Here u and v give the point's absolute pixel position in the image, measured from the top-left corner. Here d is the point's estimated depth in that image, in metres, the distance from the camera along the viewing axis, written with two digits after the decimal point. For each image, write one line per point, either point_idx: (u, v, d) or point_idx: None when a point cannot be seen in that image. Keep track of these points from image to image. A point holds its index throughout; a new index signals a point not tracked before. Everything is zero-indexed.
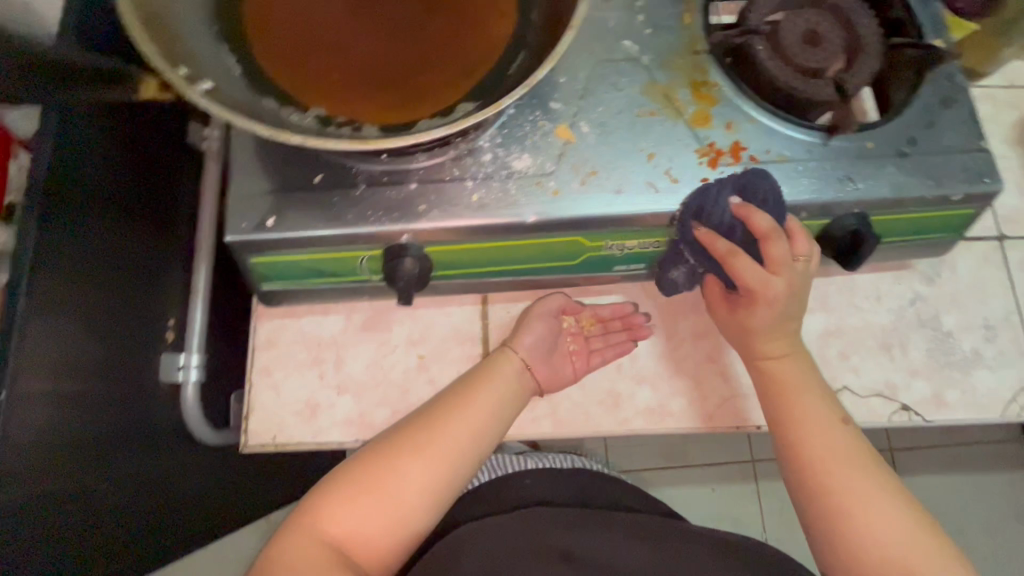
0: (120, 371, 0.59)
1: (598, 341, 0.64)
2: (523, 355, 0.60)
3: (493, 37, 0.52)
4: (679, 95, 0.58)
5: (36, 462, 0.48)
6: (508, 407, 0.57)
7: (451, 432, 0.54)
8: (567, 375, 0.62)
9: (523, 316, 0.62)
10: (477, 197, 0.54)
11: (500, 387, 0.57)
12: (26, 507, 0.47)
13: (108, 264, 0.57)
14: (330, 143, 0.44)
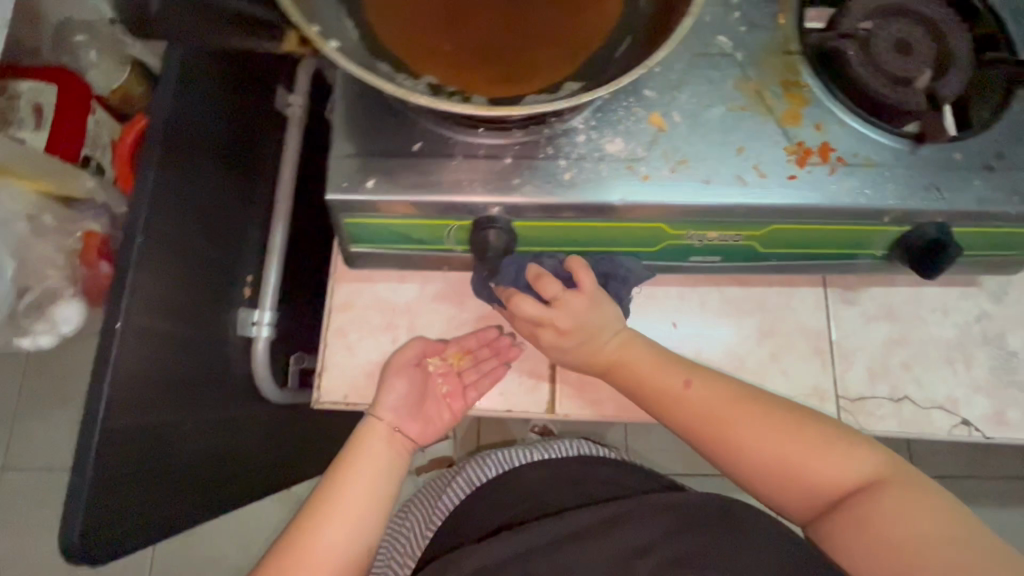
0: (204, 320, 0.61)
1: (471, 376, 0.65)
2: (389, 417, 0.62)
3: (600, 20, 0.53)
4: (770, 93, 0.59)
5: (137, 395, 0.50)
6: (389, 444, 0.63)
7: (347, 506, 0.58)
8: (441, 417, 0.67)
9: (381, 375, 0.62)
10: (569, 176, 0.55)
11: (371, 457, 0.61)
12: (127, 436, 0.49)
13: (203, 213, 0.60)
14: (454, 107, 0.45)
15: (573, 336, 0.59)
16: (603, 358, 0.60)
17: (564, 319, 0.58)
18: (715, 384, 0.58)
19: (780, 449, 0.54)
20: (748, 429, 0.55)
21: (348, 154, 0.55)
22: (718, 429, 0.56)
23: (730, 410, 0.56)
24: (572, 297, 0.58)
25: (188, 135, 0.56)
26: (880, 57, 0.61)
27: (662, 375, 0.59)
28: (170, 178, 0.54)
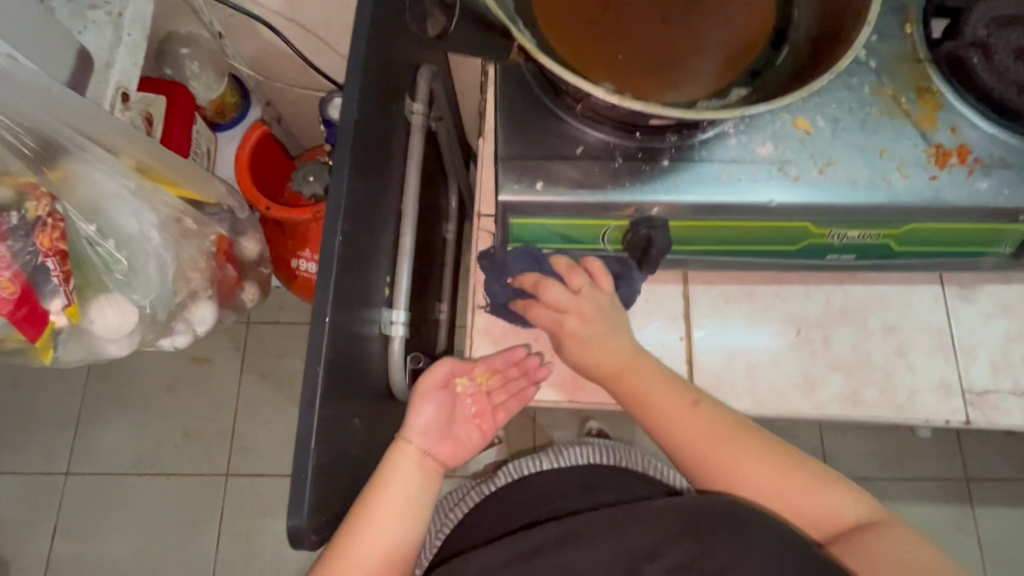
0: (362, 317, 0.64)
1: (499, 396, 0.65)
2: (418, 442, 0.62)
3: (756, 30, 0.57)
4: (906, 98, 0.62)
5: (328, 385, 0.52)
6: (420, 485, 0.61)
7: (383, 526, 0.58)
8: (468, 439, 0.65)
9: (411, 399, 0.63)
10: (725, 177, 0.57)
11: (405, 483, 0.60)
12: (322, 424, 0.51)
13: (366, 212, 0.64)
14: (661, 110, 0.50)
15: (639, 393, 0.61)
16: (604, 365, 0.62)
17: (584, 334, 0.62)
18: (741, 439, 0.59)
19: (782, 487, 0.58)
20: (754, 470, 0.58)
21: (516, 157, 0.57)
22: (739, 480, 0.59)
23: (754, 460, 0.59)
24: (636, 368, 0.61)
25: (364, 140, 0.61)
26: (1002, 63, 0.64)
27: (693, 434, 0.59)
28: (354, 180, 0.58)
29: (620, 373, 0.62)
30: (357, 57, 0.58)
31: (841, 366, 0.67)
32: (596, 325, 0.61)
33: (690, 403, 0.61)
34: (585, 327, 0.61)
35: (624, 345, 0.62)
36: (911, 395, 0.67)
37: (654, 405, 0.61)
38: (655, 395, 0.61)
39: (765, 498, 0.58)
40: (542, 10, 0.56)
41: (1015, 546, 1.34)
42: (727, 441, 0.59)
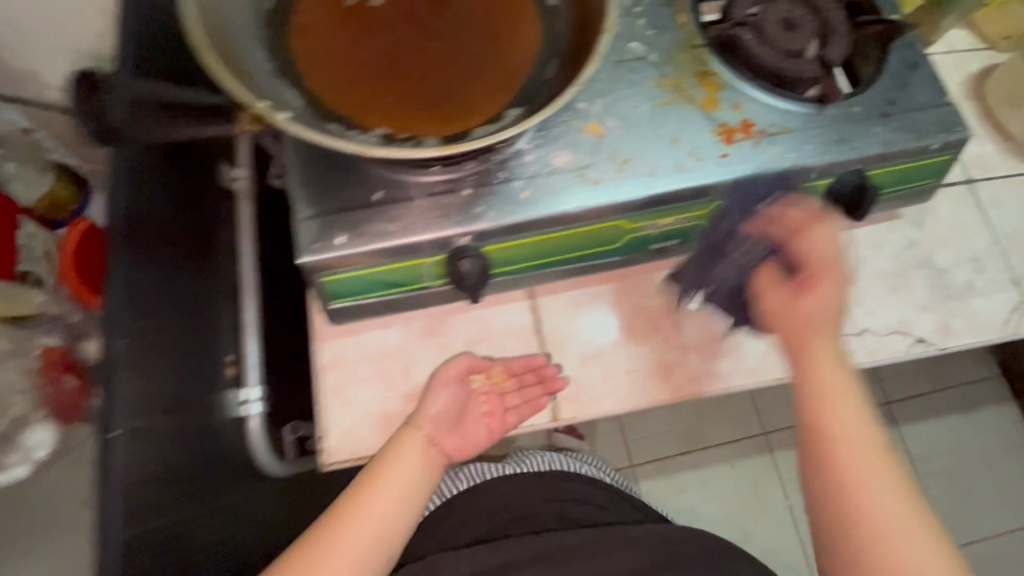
0: (191, 407, 0.61)
1: (512, 400, 0.64)
2: (426, 430, 0.60)
3: (525, 48, 0.58)
4: (688, 84, 0.64)
5: (133, 500, 0.49)
6: (420, 470, 0.59)
7: (368, 522, 0.55)
8: (479, 435, 0.65)
9: (428, 386, 0.63)
10: (527, 194, 0.58)
11: (401, 471, 0.57)
12: (131, 543, 0.48)
13: (175, 300, 0.61)
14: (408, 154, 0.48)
15: (815, 394, 0.56)
16: (799, 321, 0.59)
17: (817, 306, 0.58)
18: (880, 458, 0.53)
19: (895, 526, 0.51)
20: (877, 486, 0.52)
21: (314, 215, 0.56)
22: (856, 486, 0.53)
23: (877, 482, 0.52)
24: (818, 340, 0.58)
25: (149, 227, 0.57)
26: (772, 35, 0.69)
27: (850, 443, 0.54)
28: (140, 272, 0.55)
29: (805, 351, 0.58)
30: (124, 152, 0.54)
31: (692, 345, 0.69)
32: (819, 298, 0.58)
33: (858, 416, 0.55)
34: (831, 294, 0.58)
35: (828, 325, 0.58)
36: (763, 359, 0.69)
37: (815, 413, 0.56)
38: (836, 406, 0.55)
39: (869, 523, 0.52)
40: (306, 62, 0.54)
41: (946, 454, 1.37)
42: (866, 453, 0.54)
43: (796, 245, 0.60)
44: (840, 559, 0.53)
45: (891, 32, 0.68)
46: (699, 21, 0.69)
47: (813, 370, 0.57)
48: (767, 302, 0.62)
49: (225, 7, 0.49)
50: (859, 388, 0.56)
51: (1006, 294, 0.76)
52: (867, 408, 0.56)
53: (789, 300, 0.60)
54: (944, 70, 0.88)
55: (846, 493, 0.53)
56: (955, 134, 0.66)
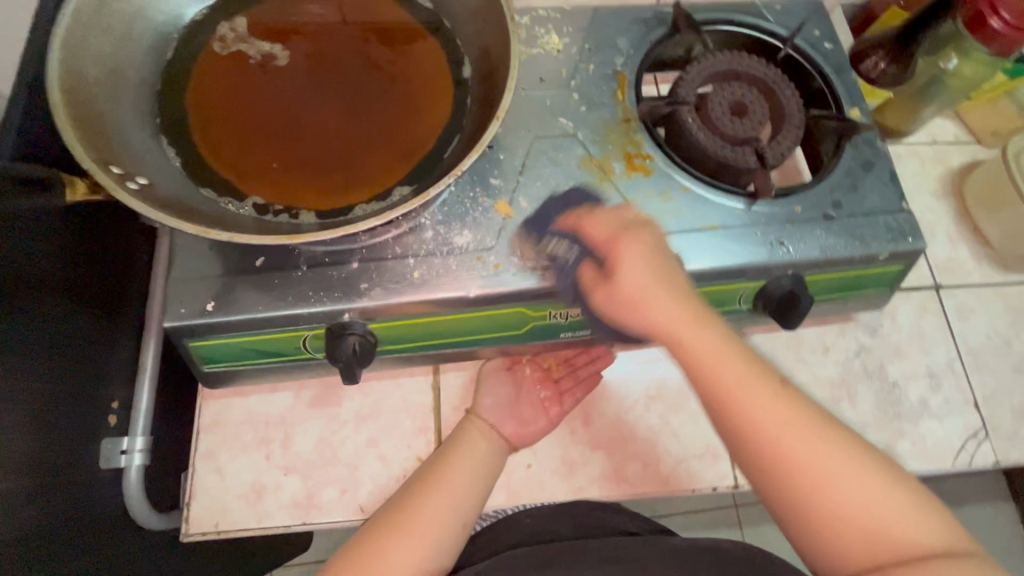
0: (58, 459, 0.56)
1: (567, 382, 0.65)
2: (487, 418, 0.61)
3: (432, 121, 0.55)
4: (613, 167, 0.61)
5: None
6: (487, 455, 0.59)
7: (433, 507, 0.55)
8: (541, 423, 0.63)
9: (477, 380, 0.64)
10: (418, 273, 0.55)
11: (471, 456, 0.58)
12: None
13: (46, 347, 0.55)
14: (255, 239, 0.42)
15: (712, 373, 0.48)
16: (658, 327, 0.49)
17: (646, 298, 0.49)
18: (798, 408, 0.47)
19: (852, 493, 0.45)
20: (813, 457, 0.46)
21: (191, 276, 0.53)
22: (791, 469, 0.46)
23: (812, 454, 0.46)
24: (702, 333, 0.48)
25: (13, 274, 0.52)
26: (719, 119, 0.61)
27: (768, 426, 0.47)
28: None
29: (681, 345, 0.49)
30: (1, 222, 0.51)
31: (602, 442, 0.64)
32: (649, 295, 0.49)
33: (771, 393, 0.48)
34: (641, 280, 0.49)
35: (688, 307, 0.49)
36: (678, 465, 0.64)
37: (719, 402, 0.48)
38: (740, 395, 0.47)
39: (822, 501, 0.45)
40: (197, 122, 0.52)
41: None
42: (803, 425, 0.47)
43: (601, 241, 0.51)
44: (807, 542, 0.46)
45: (847, 131, 0.64)
46: (641, 97, 0.65)
47: (697, 362, 0.48)
48: (626, 309, 0.49)
49: (107, 60, 0.48)
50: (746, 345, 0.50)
51: (962, 418, 0.69)
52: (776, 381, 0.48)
53: (626, 304, 0.49)
54: (924, 161, 0.81)
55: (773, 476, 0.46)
56: (905, 244, 0.61)
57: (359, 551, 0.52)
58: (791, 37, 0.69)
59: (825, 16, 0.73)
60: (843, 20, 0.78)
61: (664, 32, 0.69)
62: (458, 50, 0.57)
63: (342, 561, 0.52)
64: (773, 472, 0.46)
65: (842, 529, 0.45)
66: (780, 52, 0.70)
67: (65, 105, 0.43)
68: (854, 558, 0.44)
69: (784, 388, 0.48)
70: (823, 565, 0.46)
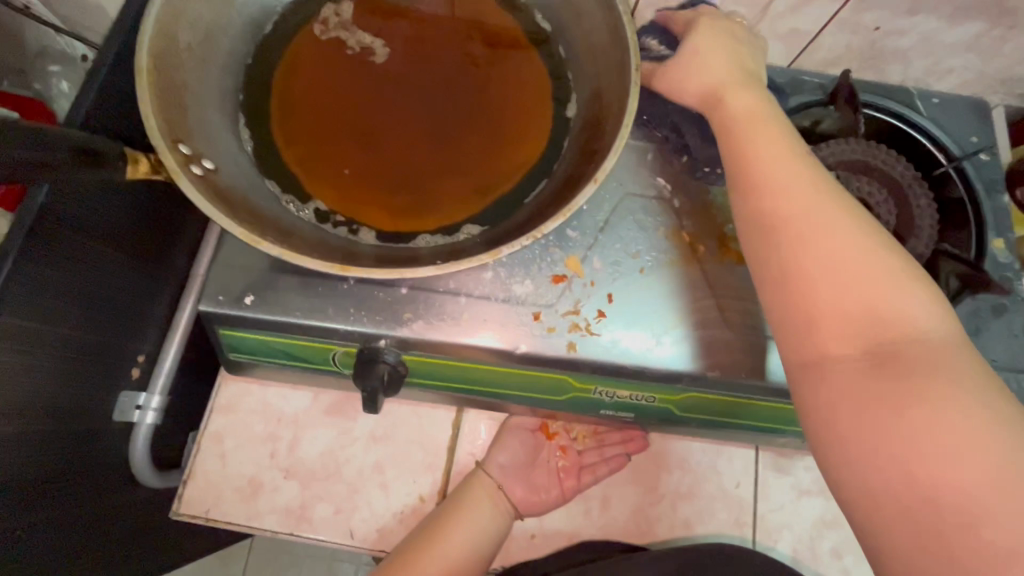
0: (74, 408, 0.56)
1: (590, 459, 0.60)
2: (496, 478, 0.58)
3: (522, 156, 0.50)
4: (704, 245, 0.54)
5: None
6: (489, 519, 0.56)
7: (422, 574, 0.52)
8: (553, 496, 0.59)
9: (497, 431, 0.60)
10: (467, 315, 0.50)
11: (472, 519, 0.55)
12: None
13: (86, 294, 0.55)
14: (308, 259, 0.39)
15: (742, 125, 0.46)
16: (701, 96, 0.49)
17: (702, 69, 0.49)
18: (827, 193, 0.42)
19: (861, 285, 0.39)
20: (827, 253, 0.40)
21: (236, 262, 0.50)
22: (785, 217, 0.42)
23: (810, 208, 0.42)
24: (738, 94, 0.47)
25: (69, 223, 0.51)
26: None
27: (771, 166, 0.44)
28: (35, 274, 0.48)
29: (721, 105, 0.47)
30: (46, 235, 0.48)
31: (614, 530, 0.59)
32: (710, 56, 0.48)
33: (793, 161, 0.44)
34: (709, 49, 0.49)
35: (731, 72, 0.48)
36: None
37: (728, 138, 0.47)
38: (757, 131, 0.45)
39: (808, 252, 0.40)
40: (280, 106, 0.50)
41: None
42: (816, 193, 0.42)
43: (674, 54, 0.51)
44: (785, 320, 0.41)
45: (976, 282, 0.54)
46: None
47: (726, 109, 0.47)
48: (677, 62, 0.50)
49: (203, 25, 0.45)
50: (791, 131, 0.46)
51: None
52: (804, 156, 0.44)
53: (683, 73, 0.49)
54: None
55: (752, 198, 0.44)
56: None
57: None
58: (959, 158, 0.60)
59: (989, 120, 0.63)
60: (1004, 128, 0.68)
61: (819, 99, 0.64)
62: (567, 86, 0.52)
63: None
64: (763, 210, 0.43)
65: (829, 305, 0.39)
66: (939, 168, 0.61)
67: (151, 72, 0.40)
68: (845, 350, 0.38)
69: (814, 172, 0.44)
70: (802, 377, 0.40)
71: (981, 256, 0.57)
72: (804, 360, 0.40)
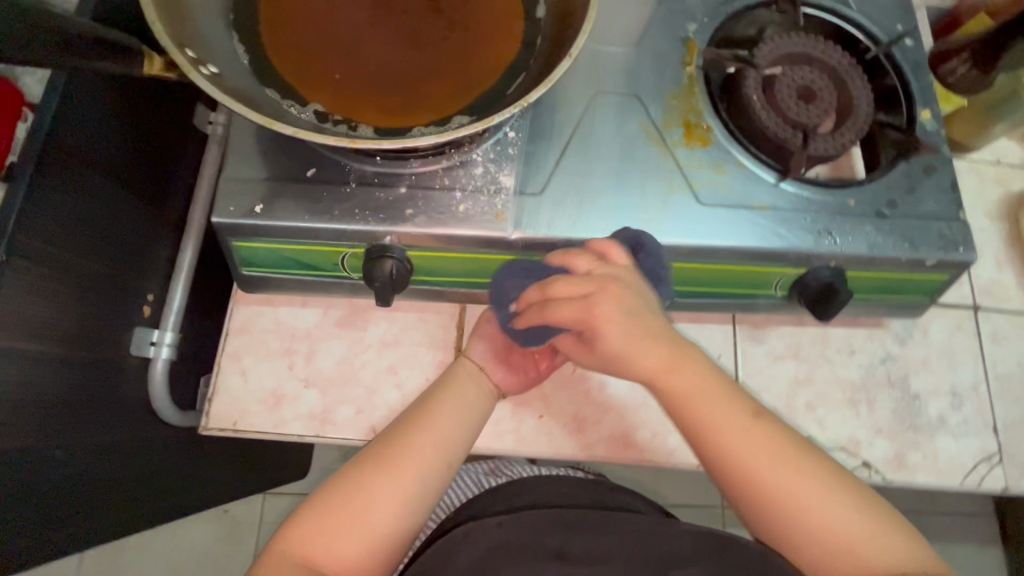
0: (92, 338, 0.59)
1: (561, 339, 0.63)
2: (477, 360, 0.61)
3: (498, 56, 0.54)
4: (671, 134, 0.60)
5: None
6: (477, 397, 0.59)
7: (418, 444, 0.53)
8: (530, 376, 0.62)
9: (475, 322, 0.63)
10: (463, 208, 0.55)
11: (460, 395, 0.58)
12: None
13: (94, 227, 0.58)
14: (323, 139, 0.44)
15: (693, 404, 0.49)
16: (650, 373, 0.49)
17: (640, 356, 0.48)
18: (781, 463, 0.48)
19: (840, 534, 0.46)
20: (810, 509, 0.46)
21: (243, 177, 0.54)
22: (761, 491, 0.47)
23: (778, 474, 0.47)
24: (681, 374, 0.49)
25: (73, 151, 0.54)
26: (783, 100, 0.60)
27: (733, 441, 0.48)
28: (49, 196, 0.51)
29: (672, 384, 0.49)
30: (53, 165, 0.51)
31: (614, 407, 0.64)
32: (623, 328, 0.47)
33: (744, 425, 0.49)
34: (630, 313, 0.47)
35: (667, 346, 0.49)
36: (686, 440, 0.64)
37: (688, 415, 0.50)
38: (709, 409, 0.49)
39: (796, 522, 0.47)
40: (269, 25, 0.53)
41: None
42: (781, 464, 0.48)
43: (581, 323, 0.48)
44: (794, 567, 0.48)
45: (908, 144, 0.62)
46: (715, 53, 0.62)
47: (673, 394, 0.50)
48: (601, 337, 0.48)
49: None
50: (738, 393, 0.50)
51: (979, 440, 0.68)
52: (752, 423, 0.49)
53: (627, 362, 0.49)
54: (983, 179, 0.79)
55: (730, 474, 0.49)
56: (956, 254, 0.59)
57: (345, 488, 0.52)
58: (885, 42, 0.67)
59: (911, 11, 0.70)
60: (925, 20, 0.76)
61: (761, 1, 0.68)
62: None
63: (322, 499, 0.51)
64: (746, 484, 0.48)
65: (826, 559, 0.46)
66: (870, 52, 0.67)
67: None
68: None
69: (761, 426, 0.49)
70: None
71: (912, 124, 0.64)
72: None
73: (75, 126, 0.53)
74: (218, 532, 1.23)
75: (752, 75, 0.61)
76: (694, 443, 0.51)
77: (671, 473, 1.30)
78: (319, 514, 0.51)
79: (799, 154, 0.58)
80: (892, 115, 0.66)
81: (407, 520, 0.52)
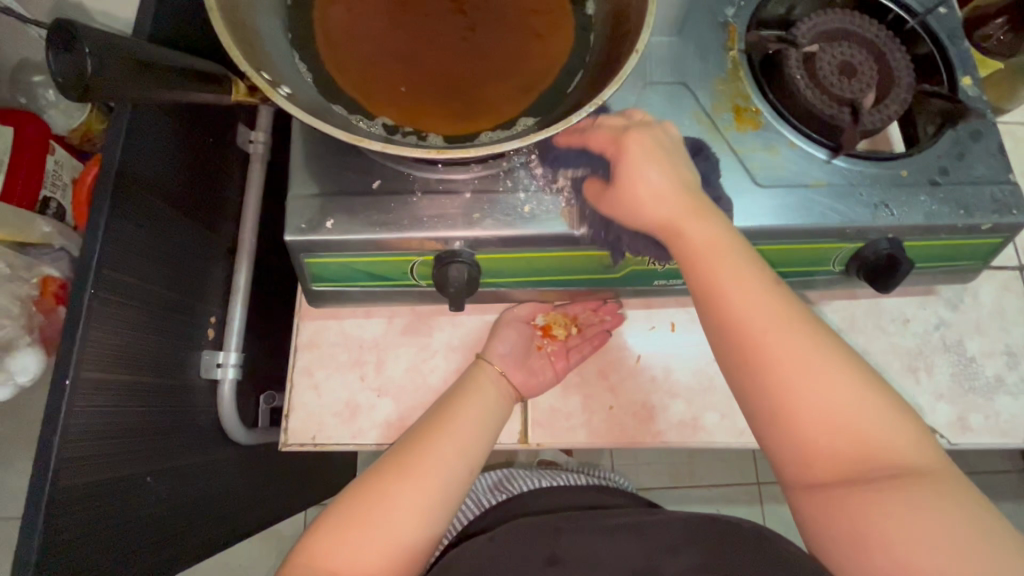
0: (167, 362, 0.60)
1: (574, 340, 0.65)
2: (498, 365, 0.61)
3: (550, 55, 0.55)
4: (722, 119, 0.61)
5: (76, 454, 0.48)
6: (496, 401, 0.60)
7: (441, 452, 0.54)
8: (549, 377, 0.64)
9: (492, 326, 0.64)
10: (528, 208, 0.55)
11: (481, 400, 0.58)
12: (63, 495, 0.47)
13: (160, 255, 0.58)
14: (404, 149, 0.45)
15: (700, 254, 0.50)
16: (658, 219, 0.51)
17: (645, 186, 0.51)
18: (794, 326, 0.47)
19: (849, 417, 0.44)
20: (812, 379, 0.45)
21: (311, 195, 0.55)
22: (764, 356, 0.46)
23: (784, 331, 0.47)
24: (698, 224, 0.50)
25: (140, 182, 0.55)
26: (827, 75, 0.60)
27: (742, 294, 0.48)
28: (122, 226, 0.52)
29: (682, 235, 0.50)
30: (124, 196, 0.52)
31: (681, 392, 0.65)
32: (644, 167, 0.51)
33: (755, 283, 0.49)
34: (638, 156, 0.51)
35: (684, 199, 0.51)
36: None
37: (701, 267, 0.50)
38: (718, 261, 0.49)
39: (797, 391, 0.45)
40: (325, 43, 0.53)
41: None
42: (784, 326, 0.47)
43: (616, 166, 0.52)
44: (778, 451, 0.47)
45: (956, 112, 0.62)
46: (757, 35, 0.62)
47: (685, 239, 0.50)
48: (621, 164, 0.51)
49: None
50: (755, 258, 0.50)
51: None
52: (770, 285, 0.49)
53: (634, 204, 0.51)
54: (1017, 141, 0.80)
55: (729, 326, 0.48)
56: (1010, 217, 0.60)
57: (359, 501, 0.51)
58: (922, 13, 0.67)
59: None
60: None
61: None
62: None
63: (341, 517, 0.51)
64: (741, 347, 0.47)
65: (819, 439, 0.45)
66: (906, 25, 0.68)
67: (221, 8, 0.43)
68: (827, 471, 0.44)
69: (770, 286, 0.49)
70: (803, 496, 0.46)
71: (954, 91, 0.65)
72: (803, 482, 0.46)
73: (139, 156, 0.54)
74: (266, 549, 1.24)
75: (794, 54, 0.61)
76: (702, 300, 0.50)
77: (708, 453, 1.31)
78: (336, 536, 0.49)
79: (851, 128, 0.58)
80: (935, 83, 0.67)
81: (429, 522, 0.51)
